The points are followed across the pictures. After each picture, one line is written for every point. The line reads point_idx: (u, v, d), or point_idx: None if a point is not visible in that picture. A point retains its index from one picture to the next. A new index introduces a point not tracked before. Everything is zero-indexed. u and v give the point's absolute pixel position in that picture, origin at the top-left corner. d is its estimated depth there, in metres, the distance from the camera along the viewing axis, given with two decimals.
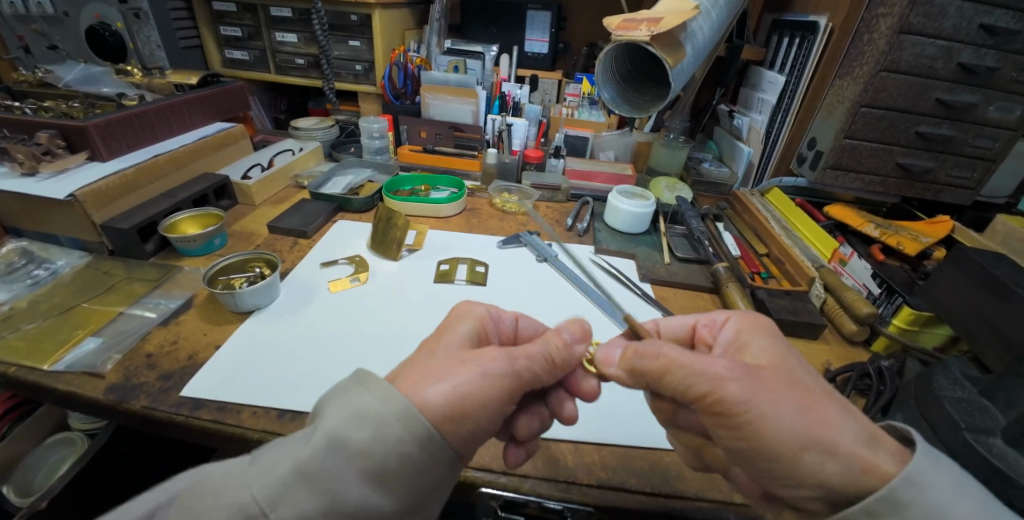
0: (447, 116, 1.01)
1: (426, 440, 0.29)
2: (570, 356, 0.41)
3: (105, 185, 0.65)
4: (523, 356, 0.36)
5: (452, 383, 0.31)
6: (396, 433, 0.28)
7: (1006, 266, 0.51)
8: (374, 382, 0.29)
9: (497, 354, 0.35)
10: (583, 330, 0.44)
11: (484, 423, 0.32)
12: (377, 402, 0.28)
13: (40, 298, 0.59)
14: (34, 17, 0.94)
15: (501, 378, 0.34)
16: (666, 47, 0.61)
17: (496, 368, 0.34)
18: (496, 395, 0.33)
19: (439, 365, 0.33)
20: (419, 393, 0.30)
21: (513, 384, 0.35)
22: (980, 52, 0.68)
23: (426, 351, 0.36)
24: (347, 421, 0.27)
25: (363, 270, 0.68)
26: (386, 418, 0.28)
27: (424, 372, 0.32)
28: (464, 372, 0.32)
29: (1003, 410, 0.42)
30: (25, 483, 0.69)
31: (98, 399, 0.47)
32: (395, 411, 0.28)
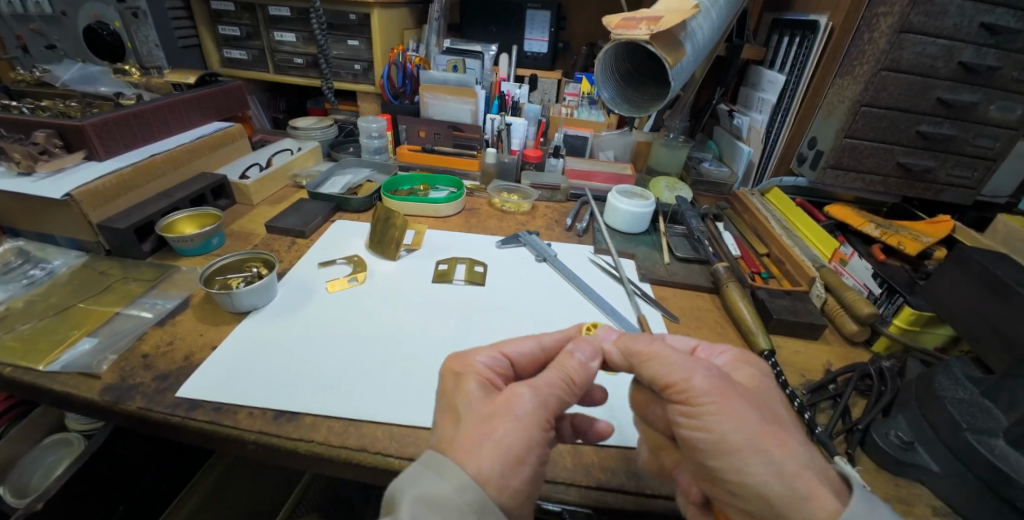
0: (446, 115, 1.01)
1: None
2: (588, 376, 0.38)
3: (102, 185, 0.65)
4: (546, 387, 0.36)
5: (510, 452, 0.31)
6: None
7: (1007, 266, 0.50)
8: (446, 468, 0.30)
9: (529, 400, 0.34)
10: (590, 345, 0.40)
11: (538, 464, 0.33)
12: (452, 491, 0.29)
13: (37, 299, 0.58)
14: (31, 17, 0.94)
15: (541, 421, 0.34)
16: (666, 46, 0.61)
17: (529, 413, 0.34)
18: (542, 438, 0.34)
19: (479, 428, 0.32)
20: (478, 465, 0.30)
21: (548, 419, 0.35)
22: (980, 51, 0.67)
23: (453, 421, 0.34)
24: (426, 512, 0.28)
25: (361, 270, 0.67)
26: (462, 509, 0.28)
27: (474, 441, 0.32)
28: (507, 433, 0.32)
29: (1005, 411, 0.41)
30: (20, 484, 0.68)
31: (94, 400, 0.46)
32: (471, 500, 0.29)
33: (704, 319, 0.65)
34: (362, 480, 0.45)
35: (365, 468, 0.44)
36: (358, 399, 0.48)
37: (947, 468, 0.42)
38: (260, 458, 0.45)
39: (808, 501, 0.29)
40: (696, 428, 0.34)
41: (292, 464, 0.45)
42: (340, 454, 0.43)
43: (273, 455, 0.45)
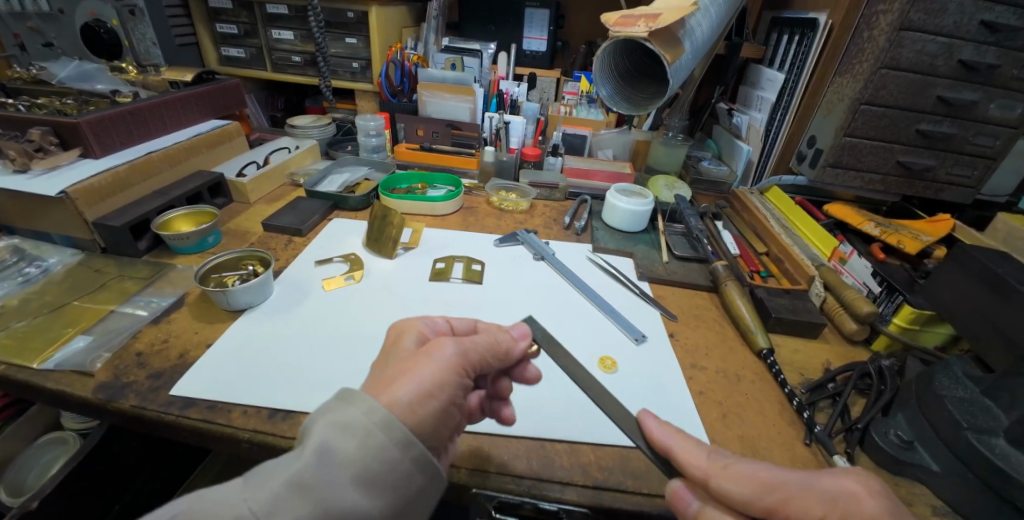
0: (444, 114, 1.00)
1: (406, 443, 0.29)
2: (515, 349, 0.43)
3: (97, 182, 0.64)
4: (472, 345, 0.37)
5: (420, 389, 0.32)
6: (380, 441, 0.28)
7: (1008, 265, 0.50)
8: (356, 396, 0.29)
9: (451, 350, 0.36)
10: (528, 328, 0.46)
11: (450, 404, 0.34)
12: (359, 414, 0.28)
13: (32, 297, 0.58)
14: (29, 14, 0.92)
15: (461, 371, 0.36)
16: (664, 43, 0.60)
17: (450, 359, 0.35)
18: (457, 381, 0.35)
19: (401, 369, 0.33)
20: (388, 395, 0.31)
21: (467, 369, 0.36)
22: (980, 49, 0.67)
23: (380, 369, 0.35)
24: (332, 433, 0.27)
25: (357, 269, 0.67)
26: (369, 427, 0.28)
27: (390, 379, 0.32)
28: (423, 370, 0.33)
29: (1005, 410, 0.41)
30: (16, 484, 0.68)
31: (88, 398, 0.46)
32: (379, 421, 0.28)
33: (702, 319, 0.64)
34: None
35: None
36: None
37: (947, 467, 0.42)
38: (255, 457, 0.45)
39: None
40: None
41: None
42: None
43: (269, 455, 0.44)
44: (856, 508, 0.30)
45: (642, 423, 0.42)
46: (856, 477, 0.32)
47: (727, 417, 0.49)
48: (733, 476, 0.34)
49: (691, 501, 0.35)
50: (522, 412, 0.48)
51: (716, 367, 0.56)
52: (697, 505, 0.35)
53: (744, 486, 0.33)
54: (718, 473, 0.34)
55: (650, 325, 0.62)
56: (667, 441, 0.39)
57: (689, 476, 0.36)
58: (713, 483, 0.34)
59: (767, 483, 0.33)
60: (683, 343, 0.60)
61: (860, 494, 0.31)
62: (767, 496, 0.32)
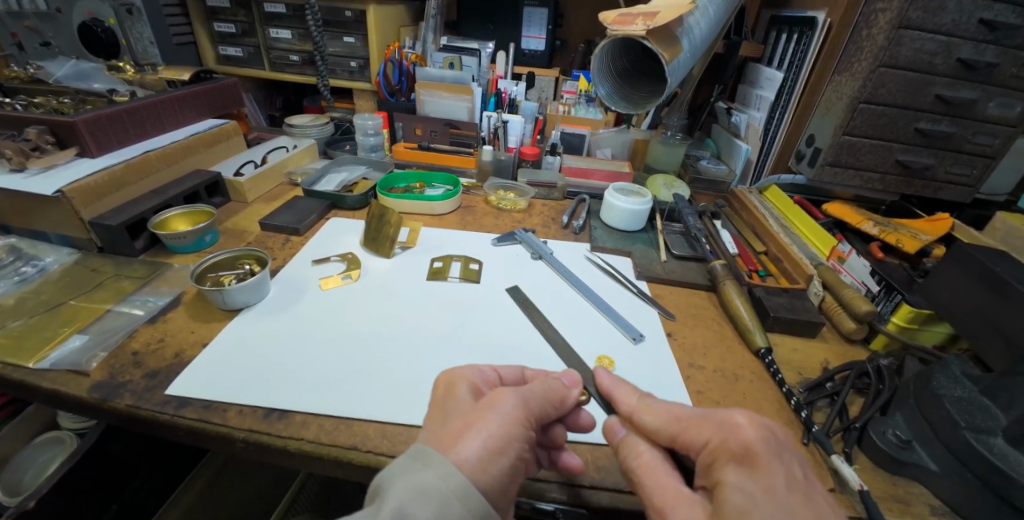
0: (442, 112, 1.00)
1: (483, 515, 0.29)
2: (569, 399, 0.41)
3: (94, 181, 0.64)
4: (531, 395, 0.37)
5: (489, 444, 0.32)
6: (458, 511, 0.28)
7: (1006, 264, 0.50)
8: (432, 457, 0.30)
9: (514, 400, 0.36)
10: (577, 375, 0.44)
11: (517, 460, 0.34)
12: (439, 478, 0.29)
13: (28, 296, 0.58)
14: (26, 14, 0.91)
15: (525, 423, 0.36)
16: (662, 41, 0.60)
17: (513, 411, 0.35)
18: (521, 434, 0.35)
19: (467, 423, 0.33)
20: (460, 452, 0.31)
21: (528, 422, 0.36)
22: (979, 47, 0.67)
23: (440, 421, 0.35)
24: (411, 499, 0.27)
25: (354, 268, 0.67)
26: (448, 496, 0.28)
27: (456, 433, 0.33)
28: (490, 426, 0.33)
29: (1004, 410, 0.41)
30: (12, 483, 0.68)
31: (82, 398, 0.46)
32: (457, 488, 0.29)
33: (701, 318, 0.64)
34: (354, 479, 0.45)
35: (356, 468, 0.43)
36: (347, 397, 0.47)
37: (945, 467, 0.42)
38: (250, 456, 0.44)
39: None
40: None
41: (282, 463, 0.44)
42: (332, 453, 0.43)
43: (264, 455, 0.44)
44: (738, 435, 0.34)
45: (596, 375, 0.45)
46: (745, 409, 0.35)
47: None
48: (654, 410, 0.39)
49: (618, 432, 0.40)
50: None
51: (714, 367, 0.56)
52: (622, 435, 0.40)
53: (659, 418, 0.38)
54: (643, 409, 0.40)
55: (648, 325, 0.62)
56: (610, 386, 0.43)
57: (621, 412, 0.42)
58: (638, 418, 0.40)
59: (679, 416, 0.37)
60: (681, 342, 0.59)
61: (743, 425, 0.34)
62: (677, 426, 0.37)
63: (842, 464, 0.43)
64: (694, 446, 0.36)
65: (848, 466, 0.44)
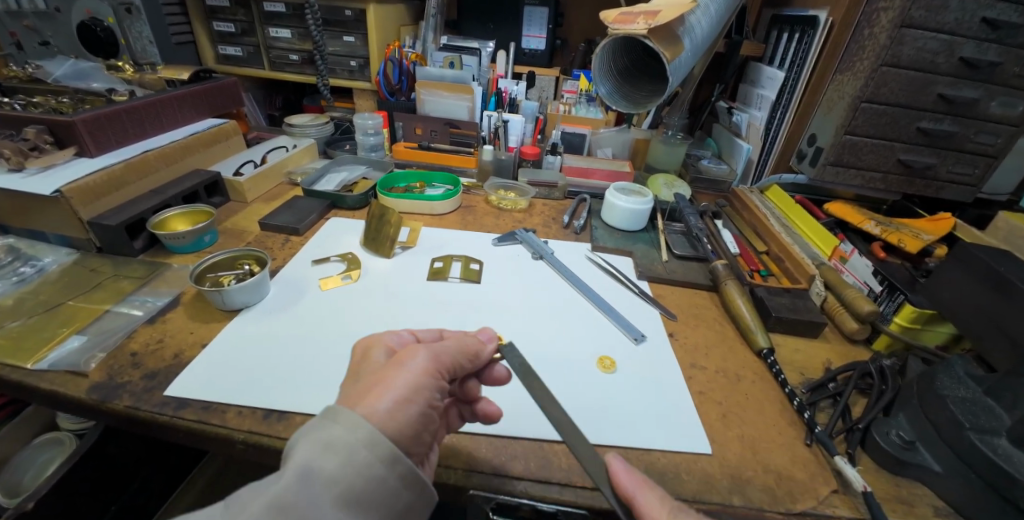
0: (442, 112, 1.00)
1: (393, 460, 0.29)
2: (485, 352, 0.42)
3: (92, 181, 0.64)
4: (444, 349, 0.37)
5: (397, 394, 0.32)
6: (365, 457, 0.27)
7: (1010, 263, 0.49)
8: (339, 412, 0.29)
9: (425, 356, 0.36)
10: (494, 332, 0.45)
11: (429, 409, 0.34)
12: (345, 431, 0.28)
13: (26, 297, 0.58)
14: (24, 13, 0.90)
15: (437, 375, 0.36)
16: (663, 40, 0.60)
17: (423, 365, 0.35)
18: (433, 385, 0.35)
19: (375, 381, 0.33)
20: (367, 408, 0.30)
21: (441, 375, 0.36)
22: (981, 46, 0.67)
23: (350, 385, 0.34)
24: (316, 453, 0.26)
25: (354, 268, 0.67)
26: (354, 444, 0.27)
27: (367, 392, 0.32)
28: (398, 380, 0.33)
29: (1008, 410, 0.41)
30: (12, 484, 0.68)
31: (81, 399, 0.46)
32: (364, 437, 0.28)
33: (702, 318, 0.64)
34: None
35: None
36: None
37: (949, 468, 0.42)
38: (249, 458, 0.44)
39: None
40: None
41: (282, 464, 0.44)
42: None
43: (263, 456, 0.44)
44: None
45: (608, 466, 0.36)
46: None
47: (727, 417, 0.49)
48: None
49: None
50: (520, 412, 0.47)
51: (716, 367, 0.56)
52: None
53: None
54: None
55: (649, 325, 0.61)
56: (632, 490, 0.35)
57: None
58: None
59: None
60: (682, 343, 0.59)
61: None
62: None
63: (845, 465, 0.43)
64: None
65: (851, 466, 0.43)
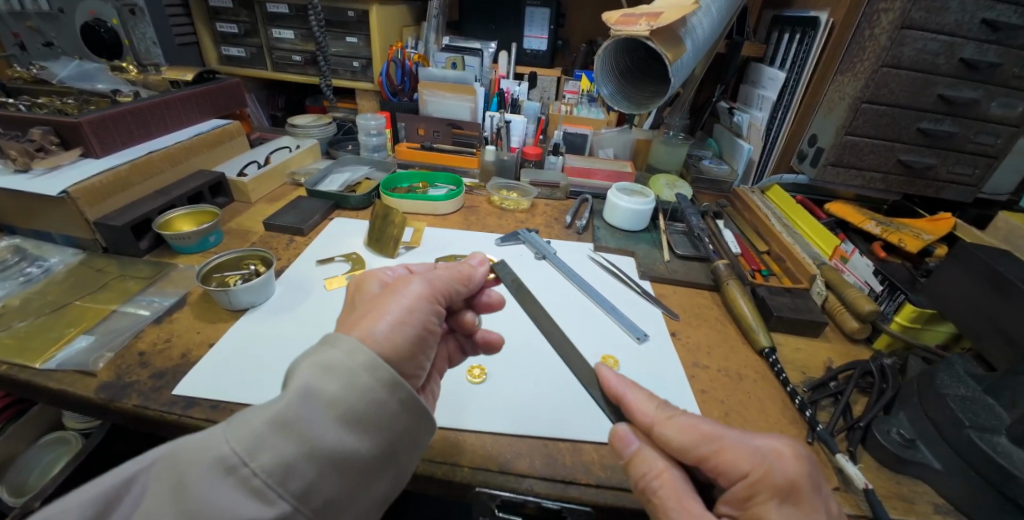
0: (444, 113, 1.00)
1: (393, 385, 0.30)
2: (477, 277, 0.45)
3: (98, 182, 0.64)
4: (436, 276, 0.40)
5: (392, 317, 0.34)
6: (365, 382, 0.28)
7: (1010, 264, 0.50)
8: (338, 338, 0.30)
9: (419, 281, 0.38)
10: (485, 257, 0.48)
11: (424, 331, 0.36)
12: (344, 355, 0.29)
13: (33, 297, 0.58)
14: (28, 14, 0.91)
15: (431, 300, 0.38)
16: (666, 41, 0.60)
17: (417, 290, 0.37)
18: (427, 309, 0.37)
19: (371, 307, 0.35)
20: (363, 330, 0.32)
21: (436, 302, 0.38)
22: (981, 48, 0.67)
23: (349, 314, 0.36)
24: (316, 375, 0.27)
25: (359, 268, 0.67)
26: (354, 369, 0.28)
27: (361, 317, 0.34)
28: (393, 305, 0.35)
29: (1007, 408, 0.42)
30: (18, 484, 0.68)
31: (90, 398, 0.46)
32: (364, 362, 0.29)
33: (704, 317, 0.64)
34: None
35: None
36: None
37: (950, 466, 0.42)
38: None
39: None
40: None
41: None
42: None
43: None
44: (782, 466, 0.33)
45: (598, 374, 0.43)
46: (790, 440, 0.34)
47: (729, 416, 0.49)
48: (677, 425, 0.36)
49: (631, 443, 0.38)
50: (524, 411, 0.48)
51: (718, 366, 0.56)
52: (635, 447, 0.37)
53: (687, 436, 0.36)
54: (662, 422, 0.37)
55: (651, 324, 0.62)
56: (623, 390, 0.41)
57: (636, 422, 0.39)
58: (657, 431, 0.37)
59: (709, 434, 0.35)
60: (684, 342, 0.60)
61: (786, 454, 0.33)
62: (705, 446, 0.35)
63: (846, 463, 0.44)
64: (727, 473, 0.34)
65: (852, 463, 0.44)
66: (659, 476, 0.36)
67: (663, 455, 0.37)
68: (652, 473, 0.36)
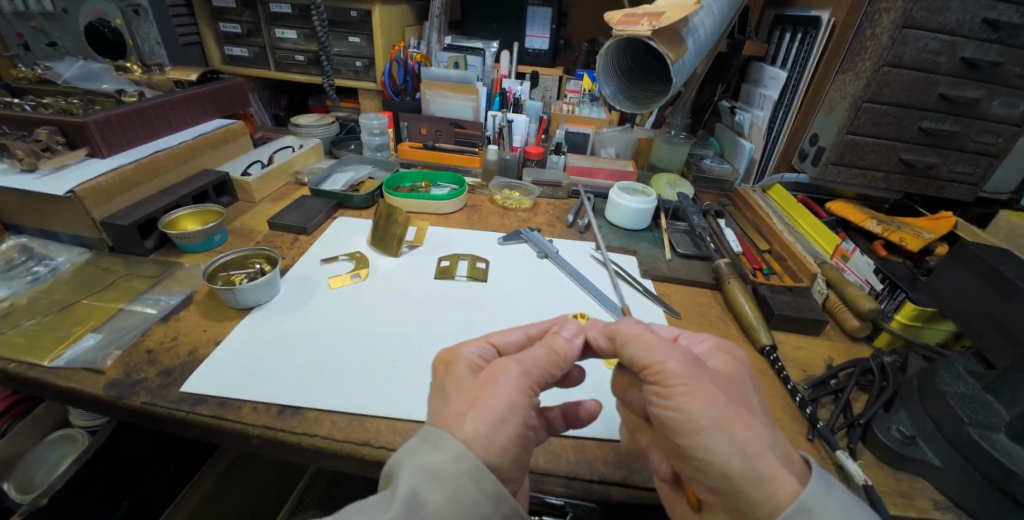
0: (447, 112, 1.01)
1: (498, 499, 0.30)
2: (573, 350, 0.40)
3: (105, 181, 0.65)
4: (531, 361, 0.37)
5: (494, 417, 0.32)
6: (471, 493, 0.28)
7: (1011, 263, 0.50)
8: (444, 440, 0.30)
9: (514, 370, 0.35)
10: (577, 324, 0.42)
11: (524, 429, 0.33)
12: (451, 461, 0.29)
13: (41, 295, 0.59)
14: (32, 14, 0.93)
15: (528, 392, 0.35)
16: (667, 42, 0.60)
17: (514, 381, 0.35)
18: (527, 403, 0.34)
19: (467, 400, 0.33)
20: (466, 432, 0.31)
21: (531, 388, 0.36)
22: (983, 47, 0.67)
23: (444, 401, 0.35)
24: (425, 483, 0.28)
25: (363, 266, 0.68)
26: (459, 478, 0.29)
27: (458, 416, 0.32)
28: (491, 398, 0.33)
29: (1007, 406, 0.42)
30: (25, 480, 0.68)
31: (98, 395, 0.47)
32: (469, 470, 0.29)
33: (706, 316, 0.65)
34: (366, 474, 0.46)
35: (370, 463, 0.44)
36: (358, 395, 0.48)
37: (951, 463, 0.42)
38: (265, 452, 0.46)
39: (767, 478, 0.30)
40: (667, 408, 0.34)
41: (296, 458, 0.46)
42: (342, 449, 0.43)
43: (278, 450, 0.45)
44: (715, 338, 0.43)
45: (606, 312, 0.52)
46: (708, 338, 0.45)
47: None
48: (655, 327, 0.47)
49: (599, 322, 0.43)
50: None
51: None
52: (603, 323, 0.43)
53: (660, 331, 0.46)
54: None
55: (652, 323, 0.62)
56: None
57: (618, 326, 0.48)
58: None
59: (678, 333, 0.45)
60: None
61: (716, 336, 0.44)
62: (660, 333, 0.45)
63: (846, 459, 0.44)
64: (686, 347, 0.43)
65: (852, 460, 0.44)
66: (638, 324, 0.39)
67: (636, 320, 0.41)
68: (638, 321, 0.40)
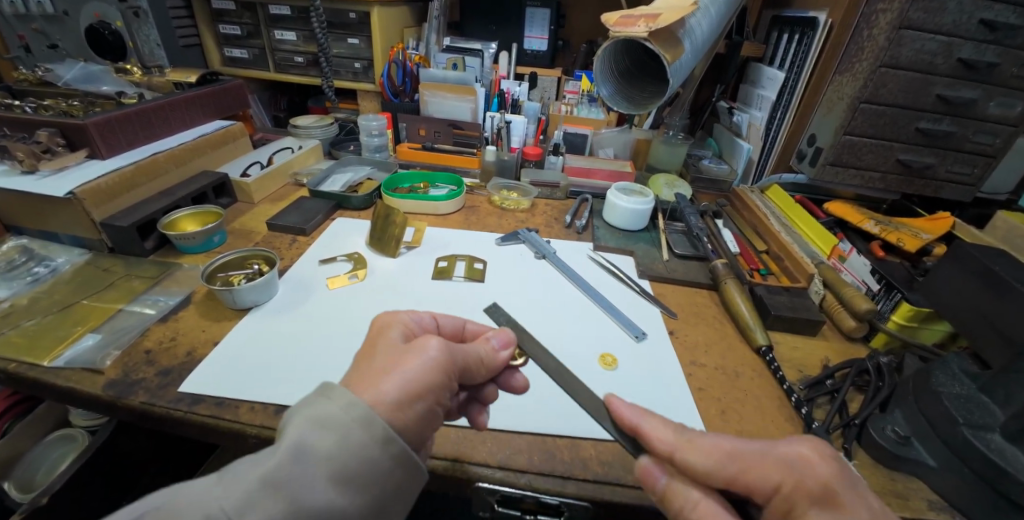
0: (445, 113, 1.01)
1: (387, 441, 0.29)
2: (497, 360, 0.41)
3: (104, 183, 0.65)
4: (459, 350, 0.37)
5: (409, 385, 0.32)
6: (359, 438, 0.28)
7: (1006, 263, 0.50)
8: (336, 391, 0.29)
9: (437, 345, 0.35)
10: (510, 336, 0.43)
11: (434, 405, 0.34)
12: (340, 409, 0.28)
13: (41, 295, 0.59)
14: (34, 16, 0.94)
15: (446, 373, 0.35)
16: (664, 43, 0.60)
17: (438, 358, 0.34)
18: (443, 382, 0.34)
19: (387, 365, 0.33)
20: (374, 394, 0.30)
21: (452, 371, 0.36)
22: (980, 48, 0.67)
23: (362, 362, 0.34)
24: (311, 429, 0.27)
25: (361, 267, 0.68)
26: (348, 424, 0.28)
27: (375, 374, 0.32)
28: (409, 369, 0.33)
29: (1002, 406, 0.42)
30: (25, 480, 0.69)
31: (97, 395, 0.47)
32: (358, 417, 0.28)
33: (702, 316, 0.65)
34: None
35: None
36: None
37: (945, 464, 0.43)
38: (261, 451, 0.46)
39: None
40: None
41: None
42: None
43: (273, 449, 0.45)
44: (812, 472, 0.32)
45: (610, 406, 0.38)
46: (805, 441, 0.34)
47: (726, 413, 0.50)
48: (700, 449, 0.33)
49: (660, 478, 0.36)
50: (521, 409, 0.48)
51: (715, 364, 0.57)
52: (665, 482, 0.35)
53: (711, 460, 0.33)
54: (684, 447, 0.34)
55: (650, 323, 0.62)
56: (635, 420, 0.37)
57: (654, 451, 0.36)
58: (679, 457, 0.34)
59: (733, 454, 0.33)
60: (682, 340, 0.60)
61: (813, 458, 0.32)
62: (733, 468, 0.33)
63: None
64: (760, 488, 0.32)
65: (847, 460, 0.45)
66: (697, 505, 0.33)
67: (695, 483, 0.34)
68: (690, 502, 0.34)
